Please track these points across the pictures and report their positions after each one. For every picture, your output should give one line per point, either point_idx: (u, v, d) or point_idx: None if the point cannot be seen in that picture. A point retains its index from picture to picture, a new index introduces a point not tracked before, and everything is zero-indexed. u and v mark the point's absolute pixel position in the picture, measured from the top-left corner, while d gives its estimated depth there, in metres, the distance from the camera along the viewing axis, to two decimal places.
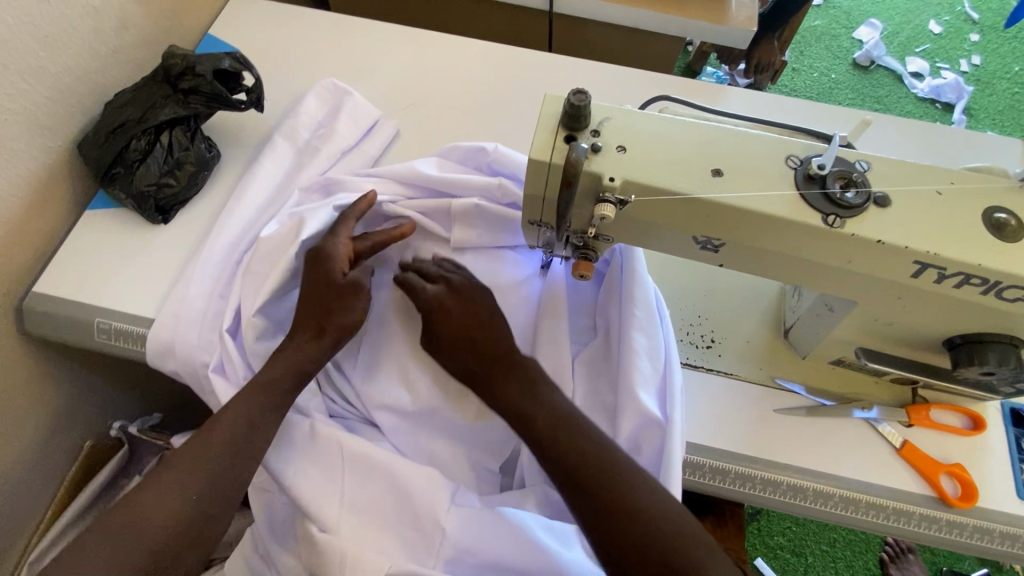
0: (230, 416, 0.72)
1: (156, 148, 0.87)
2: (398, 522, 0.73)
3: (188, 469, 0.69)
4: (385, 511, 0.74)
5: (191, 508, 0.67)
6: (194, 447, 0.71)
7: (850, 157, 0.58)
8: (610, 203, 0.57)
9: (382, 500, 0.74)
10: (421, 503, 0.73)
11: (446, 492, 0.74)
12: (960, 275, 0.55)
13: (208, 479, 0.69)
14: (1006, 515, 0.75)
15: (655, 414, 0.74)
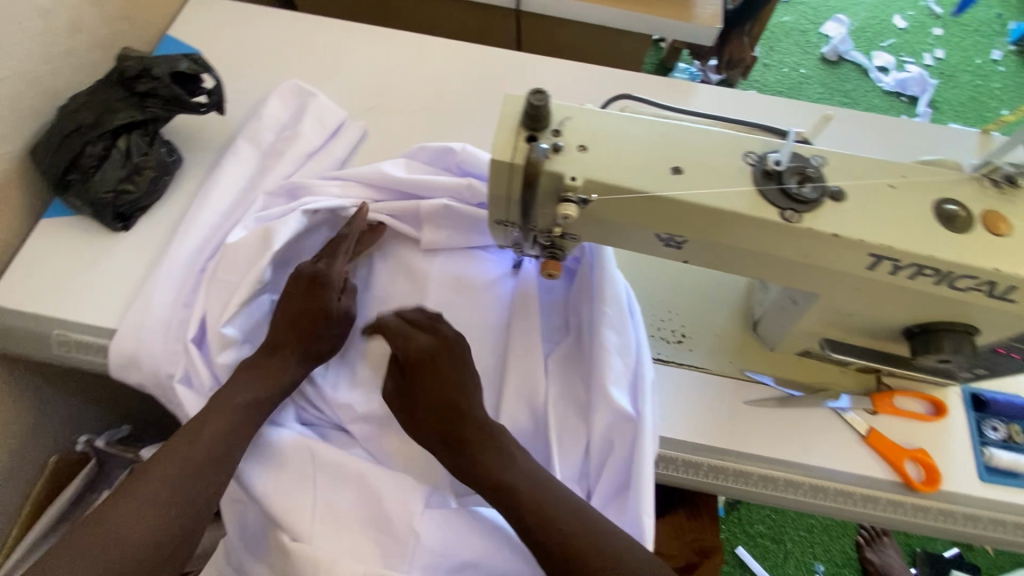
0: (202, 433, 0.71)
1: (112, 154, 0.84)
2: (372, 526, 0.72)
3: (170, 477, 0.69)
4: (358, 516, 0.72)
5: (172, 517, 0.68)
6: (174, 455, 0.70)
7: (806, 152, 0.59)
8: (573, 202, 0.57)
9: (355, 507, 0.73)
10: (393, 507, 0.72)
11: (420, 494, 0.73)
12: (914, 266, 0.56)
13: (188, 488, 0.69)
14: (968, 497, 0.78)
15: (627, 410, 0.75)
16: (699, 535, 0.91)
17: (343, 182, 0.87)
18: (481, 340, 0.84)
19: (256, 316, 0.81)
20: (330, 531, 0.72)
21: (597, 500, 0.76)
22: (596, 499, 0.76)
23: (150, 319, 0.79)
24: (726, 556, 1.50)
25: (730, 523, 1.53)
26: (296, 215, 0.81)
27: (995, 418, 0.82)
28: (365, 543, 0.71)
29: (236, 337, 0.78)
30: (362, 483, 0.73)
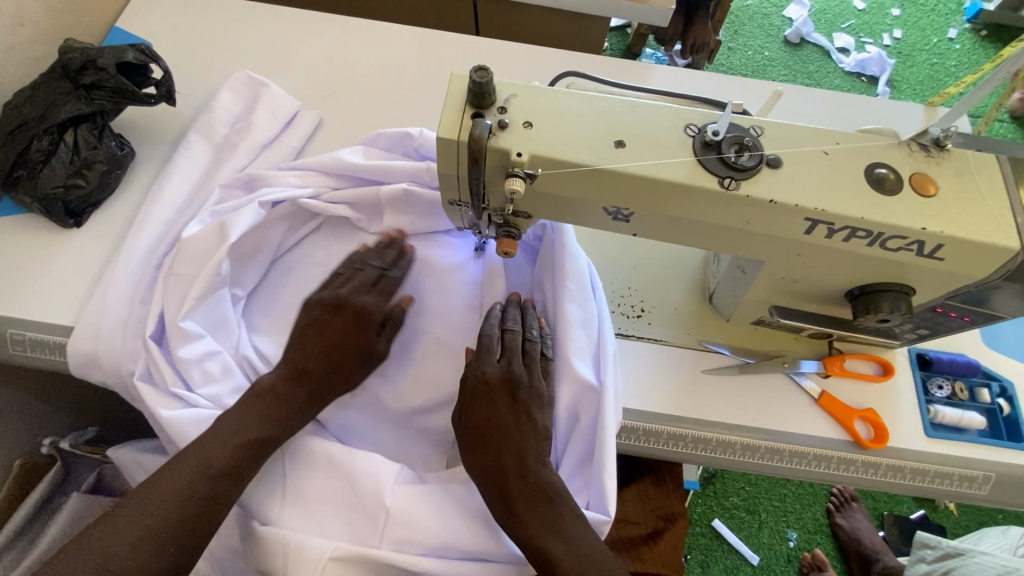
0: (222, 431, 0.72)
1: (60, 148, 0.82)
2: (343, 508, 0.73)
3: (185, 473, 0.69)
4: (329, 498, 0.74)
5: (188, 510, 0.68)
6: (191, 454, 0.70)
7: (745, 123, 0.61)
8: (519, 177, 0.58)
9: (325, 490, 0.74)
10: (362, 486, 0.73)
11: (389, 472, 0.75)
12: (847, 229, 0.59)
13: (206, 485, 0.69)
14: (915, 452, 0.81)
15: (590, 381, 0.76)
16: (665, 502, 0.94)
17: (302, 171, 0.87)
18: (450, 324, 0.84)
19: (218, 309, 0.79)
20: (300, 512, 0.74)
21: (566, 470, 0.77)
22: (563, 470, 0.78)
23: (106, 316, 0.78)
24: (703, 528, 1.54)
25: (706, 496, 1.57)
26: (251, 206, 0.80)
27: (939, 377, 0.86)
28: (335, 522, 0.73)
29: (197, 331, 0.76)
30: (331, 467, 0.75)
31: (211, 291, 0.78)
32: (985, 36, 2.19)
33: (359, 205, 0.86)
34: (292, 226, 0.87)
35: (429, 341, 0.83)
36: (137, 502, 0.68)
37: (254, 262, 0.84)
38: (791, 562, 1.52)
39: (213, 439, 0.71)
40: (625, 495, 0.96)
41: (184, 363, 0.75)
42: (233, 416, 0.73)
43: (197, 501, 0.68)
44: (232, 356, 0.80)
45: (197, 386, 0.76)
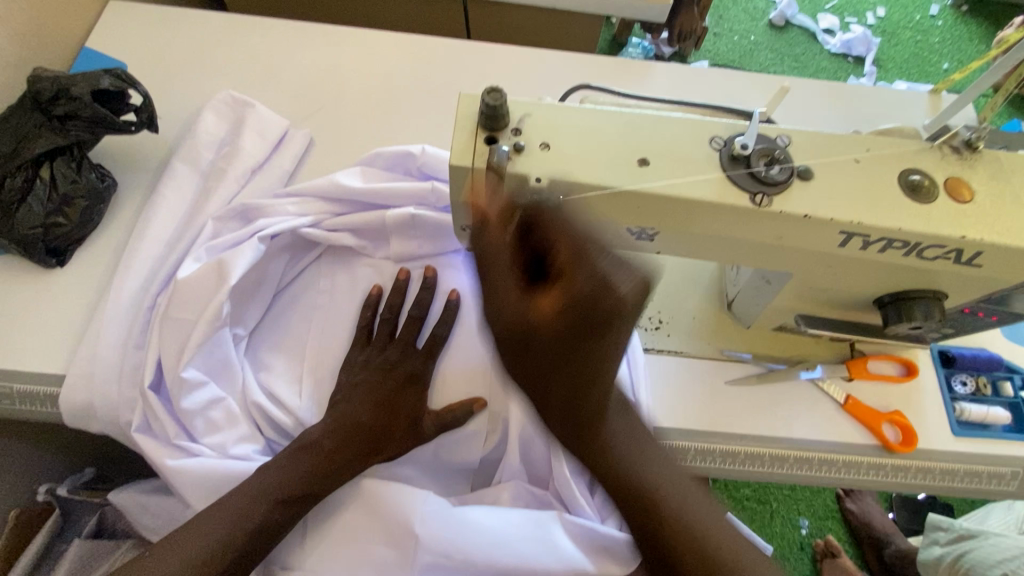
0: (261, 479, 0.68)
1: (37, 185, 0.77)
2: (372, 537, 0.71)
3: (221, 518, 0.65)
4: (360, 532, 0.71)
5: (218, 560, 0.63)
6: (231, 501, 0.66)
7: (772, 132, 0.58)
8: (541, 203, 0.54)
9: (354, 526, 0.72)
10: (391, 517, 0.71)
11: (417, 499, 0.72)
12: (883, 240, 0.56)
13: (241, 535, 0.65)
14: (943, 452, 0.80)
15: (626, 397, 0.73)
16: None
17: (297, 197, 0.82)
18: (467, 350, 0.80)
19: (219, 353, 0.74)
20: (330, 547, 0.71)
21: (600, 494, 0.76)
22: (597, 497, 0.76)
23: (100, 367, 0.73)
24: None
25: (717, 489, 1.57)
26: (250, 242, 0.76)
27: (963, 372, 0.85)
28: (363, 554, 0.70)
29: (198, 378, 0.73)
30: (361, 498, 0.73)
31: (212, 334, 0.73)
32: (966, 11, 2.18)
33: (361, 230, 0.82)
34: (293, 256, 0.84)
35: (449, 369, 0.79)
36: (162, 555, 0.63)
37: (256, 299, 0.80)
38: (804, 550, 1.53)
39: (253, 487, 0.68)
40: None
41: (188, 414, 0.72)
42: (275, 467, 0.69)
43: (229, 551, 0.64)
44: (237, 401, 0.76)
45: (201, 436, 0.74)
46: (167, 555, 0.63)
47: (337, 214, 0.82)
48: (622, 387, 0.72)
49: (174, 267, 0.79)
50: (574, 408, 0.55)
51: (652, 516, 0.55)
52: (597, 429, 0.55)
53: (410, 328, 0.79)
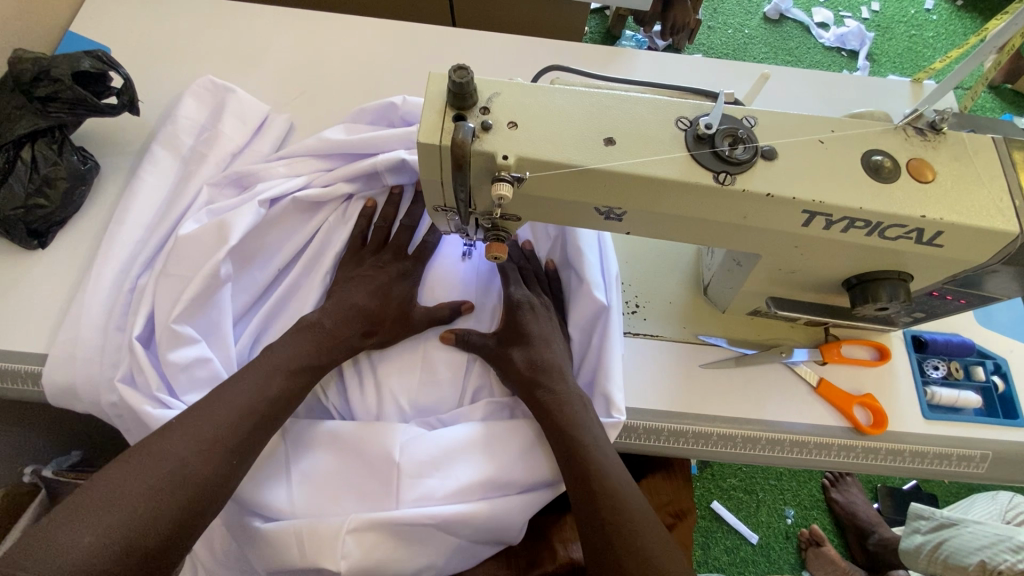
0: (275, 356, 0.72)
1: (17, 166, 0.78)
2: (358, 469, 0.73)
3: (243, 386, 0.68)
4: (344, 471, 0.73)
5: (245, 417, 0.66)
6: (247, 375, 0.70)
7: (738, 114, 0.59)
8: (507, 181, 0.55)
9: (335, 468, 0.73)
10: (373, 452, 0.73)
11: (395, 432, 0.74)
12: (845, 220, 0.57)
13: (264, 397, 0.68)
14: (914, 435, 0.81)
15: (600, 301, 0.79)
16: (674, 498, 0.93)
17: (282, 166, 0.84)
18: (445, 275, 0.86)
19: (211, 312, 0.76)
20: (311, 487, 0.72)
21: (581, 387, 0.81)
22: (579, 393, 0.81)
23: (80, 347, 0.74)
24: (702, 511, 1.55)
25: (705, 479, 1.58)
26: (250, 205, 0.79)
27: (935, 357, 0.86)
28: (352, 488, 0.72)
29: (190, 335, 0.74)
30: (337, 441, 0.74)
31: (207, 290, 0.75)
32: (961, 6, 2.18)
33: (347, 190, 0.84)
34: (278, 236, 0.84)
35: (433, 275, 0.86)
36: (190, 422, 0.64)
37: (253, 264, 0.82)
38: (789, 539, 1.54)
39: (269, 361, 0.71)
40: None
41: (175, 366, 0.72)
42: (283, 349, 0.73)
43: (255, 410, 0.67)
44: (223, 362, 0.76)
45: (186, 392, 0.73)
46: (194, 420, 0.64)
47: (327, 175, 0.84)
48: (596, 290, 0.79)
49: (157, 248, 0.80)
50: (525, 388, 0.75)
51: (566, 439, 0.70)
52: (553, 395, 0.74)
53: (397, 296, 0.80)
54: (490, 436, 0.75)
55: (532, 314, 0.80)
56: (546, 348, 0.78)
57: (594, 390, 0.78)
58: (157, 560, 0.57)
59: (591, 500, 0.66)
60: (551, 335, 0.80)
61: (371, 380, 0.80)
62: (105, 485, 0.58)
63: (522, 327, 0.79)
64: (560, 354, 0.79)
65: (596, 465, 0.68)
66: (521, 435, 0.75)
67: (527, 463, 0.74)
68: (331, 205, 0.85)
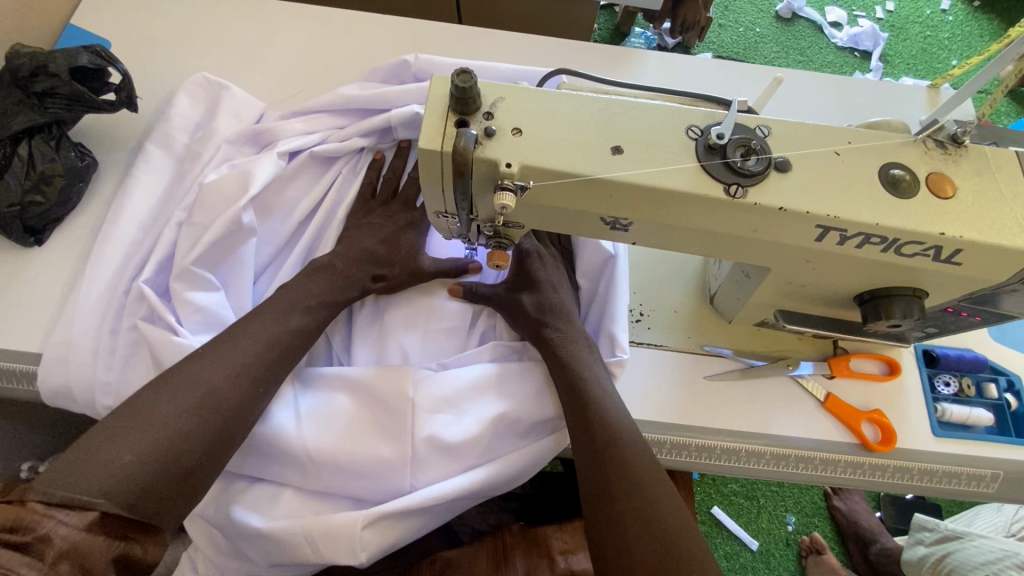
0: (294, 292, 0.73)
1: (13, 162, 0.76)
2: (366, 414, 0.72)
3: (264, 318, 0.69)
4: (352, 417, 0.71)
5: (269, 346, 0.67)
6: (267, 308, 0.71)
7: (750, 123, 0.57)
8: (510, 190, 0.53)
9: (343, 413, 0.71)
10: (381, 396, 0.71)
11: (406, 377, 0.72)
12: (860, 236, 0.55)
13: (286, 328, 0.69)
14: (923, 453, 0.79)
15: (606, 250, 0.80)
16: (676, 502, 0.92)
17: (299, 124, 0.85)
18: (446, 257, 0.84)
19: (227, 261, 0.77)
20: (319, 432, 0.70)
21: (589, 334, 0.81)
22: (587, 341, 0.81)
23: (74, 348, 0.73)
24: (702, 516, 1.54)
25: (705, 484, 1.56)
26: (270, 156, 0.80)
27: (946, 373, 0.84)
28: (360, 432, 0.70)
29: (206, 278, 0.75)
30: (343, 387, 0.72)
31: (224, 237, 0.75)
32: (978, 6, 2.14)
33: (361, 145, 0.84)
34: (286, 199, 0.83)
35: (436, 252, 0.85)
36: (218, 351, 0.65)
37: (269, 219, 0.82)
38: (790, 546, 1.53)
39: (287, 295, 0.72)
40: None
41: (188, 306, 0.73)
42: (297, 285, 0.74)
43: (278, 339, 0.68)
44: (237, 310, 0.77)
45: (198, 331, 0.73)
46: (220, 348, 0.65)
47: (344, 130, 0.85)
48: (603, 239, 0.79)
49: (150, 248, 0.79)
50: (533, 328, 0.76)
51: (568, 374, 0.71)
52: (559, 336, 0.75)
53: (406, 244, 0.80)
54: (502, 380, 0.74)
55: (539, 264, 0.82)
56: (552, 293, 0.79)
57: (601, 333, 0.78)
58: (194, 478, 0.59)
59: (590, 436, 0.67)
60: (557, 284, 0.81)
61: (377, 327, 0.79)
62: (140, 407, 0.59)
63: (530, 273, 0.80)
64: (566, 300, 0.80)
65: (597, 399, 0.69)
66: (531, 379, 0.75)
67: (538, 405, 0.73)
68: (346, 160, 0.85)
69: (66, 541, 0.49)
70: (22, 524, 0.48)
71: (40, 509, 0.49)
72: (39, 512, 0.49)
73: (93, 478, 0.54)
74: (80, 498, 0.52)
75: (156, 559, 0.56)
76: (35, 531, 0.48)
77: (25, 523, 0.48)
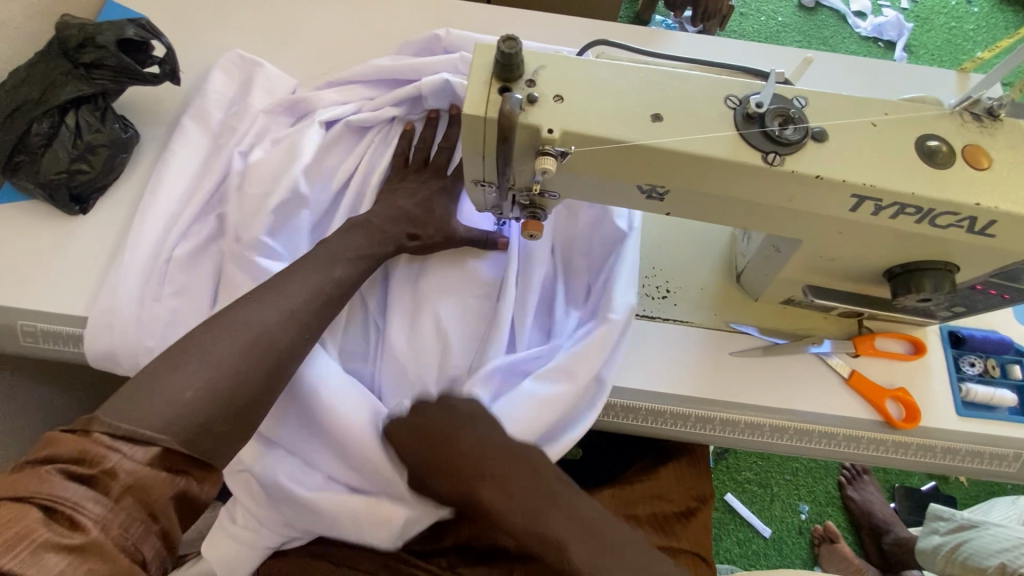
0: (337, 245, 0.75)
1: (62, 131, 0.79)
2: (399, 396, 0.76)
3: (309, 269, 0.72)
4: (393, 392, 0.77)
5: (314, 294, 0.70)
6: (312, 260, 0.73)
7: (788, 94, 0.57)
8: (551, 155, 0.55)
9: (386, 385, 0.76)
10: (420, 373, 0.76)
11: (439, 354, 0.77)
12: (895, 205, 0.56)
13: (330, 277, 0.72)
14: (946, 431, 0.80)
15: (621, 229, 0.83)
16: (699, 484, 0.88)
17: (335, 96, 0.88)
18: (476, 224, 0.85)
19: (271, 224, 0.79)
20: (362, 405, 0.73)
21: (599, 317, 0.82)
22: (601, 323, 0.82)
23: (118, 311, 0.76)
24: (715, 502, 1.55)
25: (720, 472, 1.57)
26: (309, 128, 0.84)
27: (972, 354, 0.84)
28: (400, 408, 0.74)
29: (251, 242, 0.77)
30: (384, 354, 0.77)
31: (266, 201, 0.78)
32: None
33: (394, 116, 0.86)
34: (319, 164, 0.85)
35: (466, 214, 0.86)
36: (266, 297, 0.68)
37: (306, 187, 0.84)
38: (802, 535, 1.53)
39: (333, 248, 0.75)
40: (660, 472, 0.89)
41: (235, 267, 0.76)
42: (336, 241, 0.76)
43: (323, 289, 0.71)
44: None
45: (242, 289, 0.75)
46: (267, 295, 0.68)
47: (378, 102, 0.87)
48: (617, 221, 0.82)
49: (191, 218, 0.82)
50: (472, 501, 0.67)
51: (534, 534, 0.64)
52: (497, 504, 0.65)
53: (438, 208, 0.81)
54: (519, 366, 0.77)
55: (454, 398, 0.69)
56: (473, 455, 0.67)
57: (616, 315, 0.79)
58: (247, 414, 0.62)
59: None
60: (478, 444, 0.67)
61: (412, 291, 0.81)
62: (193, 346, 0.62)
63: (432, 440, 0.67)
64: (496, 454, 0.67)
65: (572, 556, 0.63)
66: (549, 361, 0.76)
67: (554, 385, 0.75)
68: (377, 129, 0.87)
69: (130, 476, 0.52)
70: (91, 455, 0.51)
71: (106, 441, 0.53)
72: (104, 445, 0.52)
73: (156, 411, 0.56)
74: (143, 431, 0.54)
75: (212, 496, 0.59)
76: (102, 464, 0.51)
77: (91, 456, 0.51)
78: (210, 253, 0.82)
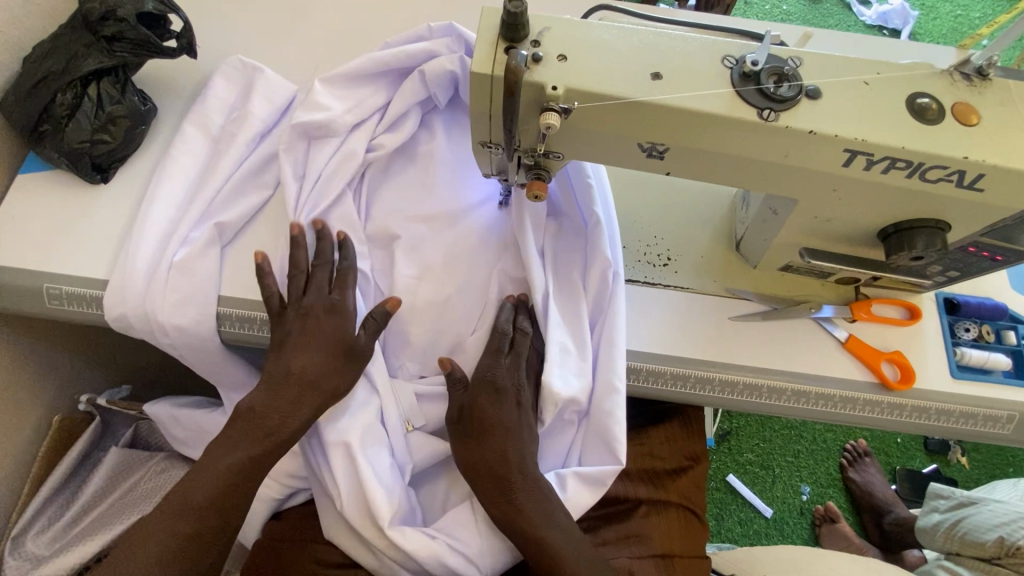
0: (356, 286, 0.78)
1: (84, 102, 0.82)
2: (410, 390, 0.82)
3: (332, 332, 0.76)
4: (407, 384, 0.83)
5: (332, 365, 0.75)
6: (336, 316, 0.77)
7: (783, 55, 0.60)
8: (555, 111, 0.57)
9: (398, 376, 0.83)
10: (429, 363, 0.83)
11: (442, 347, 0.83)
12: (886, 159, 0.58)
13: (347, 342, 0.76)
14: (938, 392, 0.82)
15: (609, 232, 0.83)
16: (691, 446, 0.89)
17: (325, 83, 0.87)
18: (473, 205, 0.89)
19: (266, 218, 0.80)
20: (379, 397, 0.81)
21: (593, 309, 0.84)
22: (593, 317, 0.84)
23: (139, 276, 0.79)
24: (717, 483, 1.57)
25: (720, 453, 1.60)
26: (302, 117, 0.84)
27: (967, 320, 0.86)
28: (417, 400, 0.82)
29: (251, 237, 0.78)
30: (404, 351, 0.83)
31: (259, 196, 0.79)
32: None
33: (391, 111, 0.87)
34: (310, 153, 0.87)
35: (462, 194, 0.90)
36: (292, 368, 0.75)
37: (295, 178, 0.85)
38: (804, 516, 1.55)
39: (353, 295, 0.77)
40: (649, 434, 0.91)
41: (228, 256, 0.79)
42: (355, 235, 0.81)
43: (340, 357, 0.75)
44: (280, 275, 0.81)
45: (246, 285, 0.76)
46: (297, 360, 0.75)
47: (376, 96, 0.88)
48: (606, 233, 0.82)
49: (191, 225, 0.82)
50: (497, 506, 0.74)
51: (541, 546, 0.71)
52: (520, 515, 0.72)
53: None
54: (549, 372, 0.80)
55: (490, 417, 0.75)
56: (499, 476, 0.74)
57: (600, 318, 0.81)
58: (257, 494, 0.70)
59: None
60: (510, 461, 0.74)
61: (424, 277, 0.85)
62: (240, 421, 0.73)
63: (481, 445, 0.75)
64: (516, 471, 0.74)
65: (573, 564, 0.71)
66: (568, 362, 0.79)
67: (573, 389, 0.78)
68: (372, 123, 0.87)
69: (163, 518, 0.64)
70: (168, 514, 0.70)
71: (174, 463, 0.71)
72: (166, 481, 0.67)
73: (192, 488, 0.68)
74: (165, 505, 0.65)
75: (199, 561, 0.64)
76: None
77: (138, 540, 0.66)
78: (210, 259, 0.82)
